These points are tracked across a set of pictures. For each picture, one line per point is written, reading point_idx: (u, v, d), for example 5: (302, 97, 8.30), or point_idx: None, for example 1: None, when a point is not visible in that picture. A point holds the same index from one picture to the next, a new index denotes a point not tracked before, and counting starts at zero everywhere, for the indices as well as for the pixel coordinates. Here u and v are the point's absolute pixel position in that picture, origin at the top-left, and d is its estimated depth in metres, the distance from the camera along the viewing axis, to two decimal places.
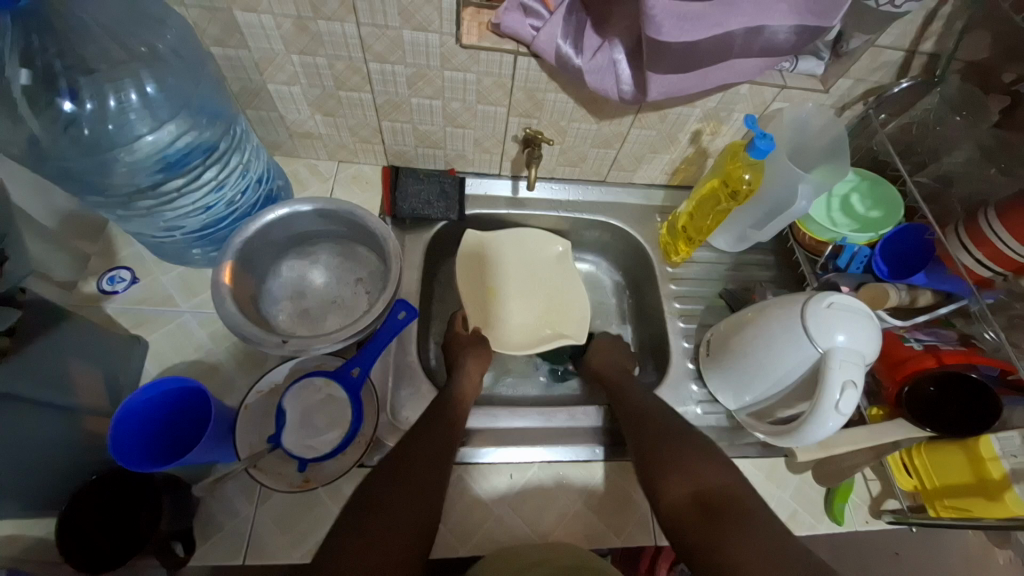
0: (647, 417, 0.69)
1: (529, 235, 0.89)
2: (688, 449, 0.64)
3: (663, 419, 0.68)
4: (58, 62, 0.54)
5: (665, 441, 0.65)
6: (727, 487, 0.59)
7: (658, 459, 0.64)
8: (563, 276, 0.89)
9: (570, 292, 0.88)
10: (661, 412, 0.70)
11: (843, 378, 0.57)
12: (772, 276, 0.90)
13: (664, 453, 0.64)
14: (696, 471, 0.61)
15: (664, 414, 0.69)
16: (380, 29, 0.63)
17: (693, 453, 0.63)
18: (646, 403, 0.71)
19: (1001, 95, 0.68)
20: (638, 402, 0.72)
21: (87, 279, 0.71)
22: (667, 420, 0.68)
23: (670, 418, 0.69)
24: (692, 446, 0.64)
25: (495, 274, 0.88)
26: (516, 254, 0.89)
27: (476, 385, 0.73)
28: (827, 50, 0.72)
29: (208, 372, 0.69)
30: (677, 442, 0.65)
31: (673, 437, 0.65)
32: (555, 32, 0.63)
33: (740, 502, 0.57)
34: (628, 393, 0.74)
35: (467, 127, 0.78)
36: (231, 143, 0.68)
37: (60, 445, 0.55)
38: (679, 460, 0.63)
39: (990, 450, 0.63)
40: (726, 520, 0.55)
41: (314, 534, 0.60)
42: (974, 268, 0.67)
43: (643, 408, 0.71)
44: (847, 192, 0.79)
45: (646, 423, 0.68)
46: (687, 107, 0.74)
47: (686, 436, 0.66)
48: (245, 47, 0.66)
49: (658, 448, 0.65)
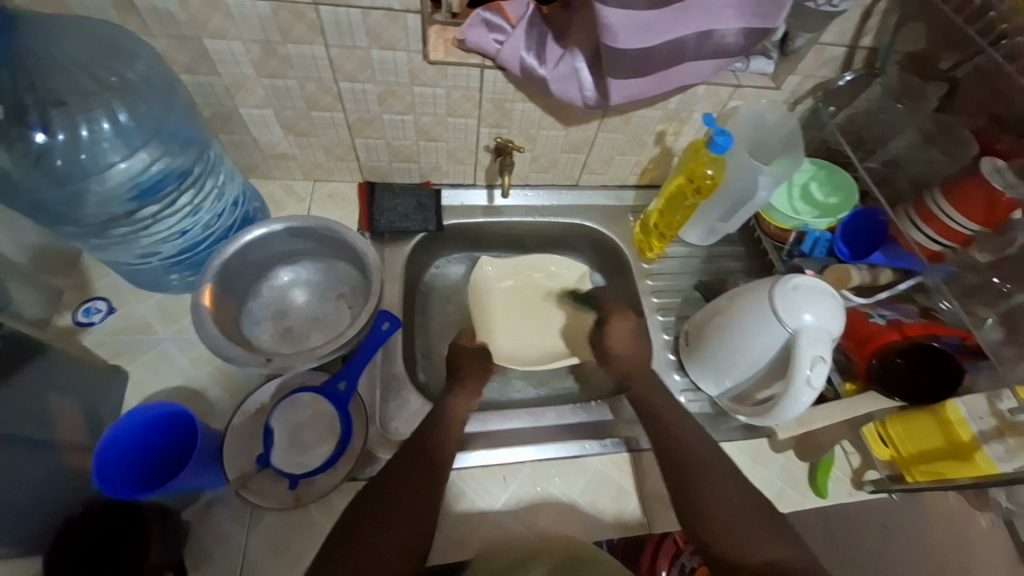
0: (693, 464, 0.62)
1: (524, 257, 0.93)
2: (742, 504, 0.58)
3: (707, 463, 0.62)
4: (29, 97, 0.55)
5: (716, 493, 0.59)
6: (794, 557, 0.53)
7: (713, 518, 0.57)
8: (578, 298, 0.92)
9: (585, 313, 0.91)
10: (700, 446, 0.64)
11: (812, 355, 0.59)
12: (743, 265, 0.94)
13: (718, 509, 0.57)
14: (759, 536, 0.55)
15: (709, 457, 0.63)
16: (348, 49, 0.65)
17: (748, 510, 0.57)
18: (680, 427, 0.67)
19: (939, 82, 0.74)
20: (675, 441, 0.65)
21: (60, 314, 0.70)
22: (710, 460, 0.63)
23: (714, 458, 0.63)
24: (747, 502, 0.58)
25: (495, 296, 0.91)
26: (515, 275, 0.92)
27: (471, 393, 0.73)
28: (775, 49, 0.77)
29: (191, 397, 0.68)
30: (726, 492, 0.59)
31: (723, 489, 0.59)
32: (518, 45, 0.65)
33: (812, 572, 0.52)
34: (664, 425, 0.67)
35: (439, 139, 0.80)
36: (206, 167, 0.69)
37: (41, 482, 0.54)
38: (737, 519, 0.56)
39: (957, 413, 0.66)
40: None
41: (309, 553, 0.60)
42: (927, 244, 0.72)
43: (684, 449, 0.64)
44: (806, 181, 0.84)
45: (694, 470, 0.61)
46: (649, 109, 0.77)
47: (687, 430, 0.66)
48: (215, 73, 0.67)
49: (711, 504, 0.58)
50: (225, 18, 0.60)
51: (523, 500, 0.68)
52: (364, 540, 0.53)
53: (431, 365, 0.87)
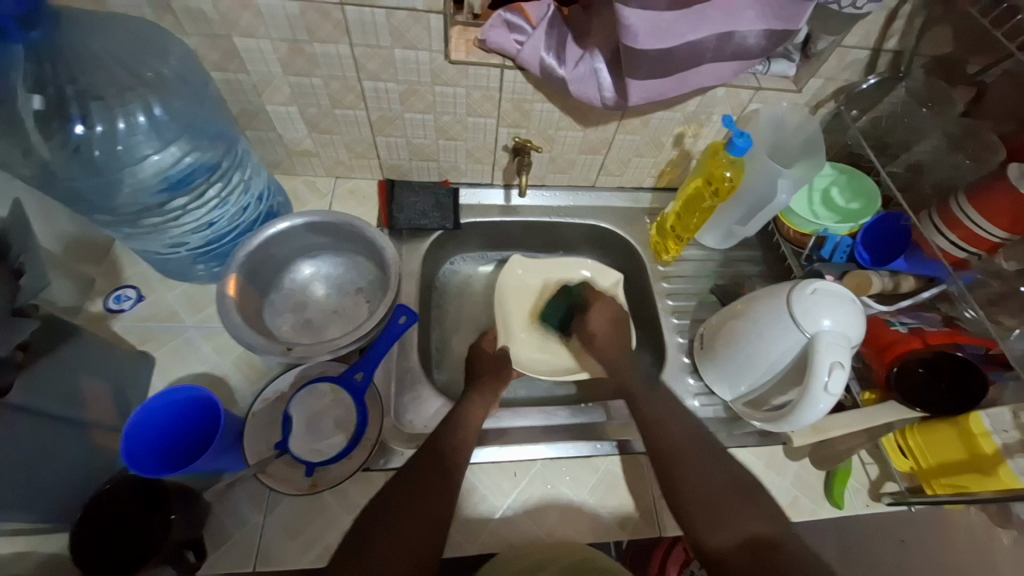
0: (680, 454, 0.64)
1: (552, 262, 0.92)
2: (723, 488, 0.61)
3: (690, 446, 0.65)
4: (69, 89, 0.57)
5: (697, 479, 0.62)
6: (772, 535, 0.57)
7: (696, 501, 0.61)
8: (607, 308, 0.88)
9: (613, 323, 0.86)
10: (687, 434, 0.67)
11: (830, 360, 0.58)
12: (760, 270, 0.93)
13: (700, 495, 0.61)
14: (738, 518, 0.59)
15: (695, 443, 0.66)
16: (372, 49, 0.66)
17: (728, 493, 0.61)
18: (661, 416, 0.69)
19: (967, 86, 0.73)
20: (662, 430, 0.67)
21: (92, 300, 0.73)
22: (696, 447, 0.65)
23: (699, 445, 0.65)
24: (727, 486, 0.61)
25: (524, 301, 0.91)
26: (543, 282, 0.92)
27: (489, 398, 0.73)
28: (797, 52, 0.76)
29: (213, 383, 0.70)
30: (707, 475, 0.62)
31: (706, 476, 0.62)
32: (538, 45, 0.66)
33: (784, 547, 0.56)
34: (650, 414, 0.70)
35: (458, 138, 0.82)
36: (233, 161, 0.71)
37: (70, 459, 0.56)
38: (718, 503, 0.60)
39: (980, 425, 0.64)
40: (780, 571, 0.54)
41: (323, 539, 0.61)
42: (950, 250, 0.70)
43: (671, 439, 0.66)
44: (827, 186, 0.83)
45: (679, 459, 0.64)
46: (668, 111, 0.77)
47: (673, 418, 0.69)
48: (244, 70, 0.69)
49: (693, 493, 0.61)
50: (255, 17, 0.62)
51: (532, 497, 0.68)
52: (371, 558, 0.52)
53: (445, 361, 0.88)
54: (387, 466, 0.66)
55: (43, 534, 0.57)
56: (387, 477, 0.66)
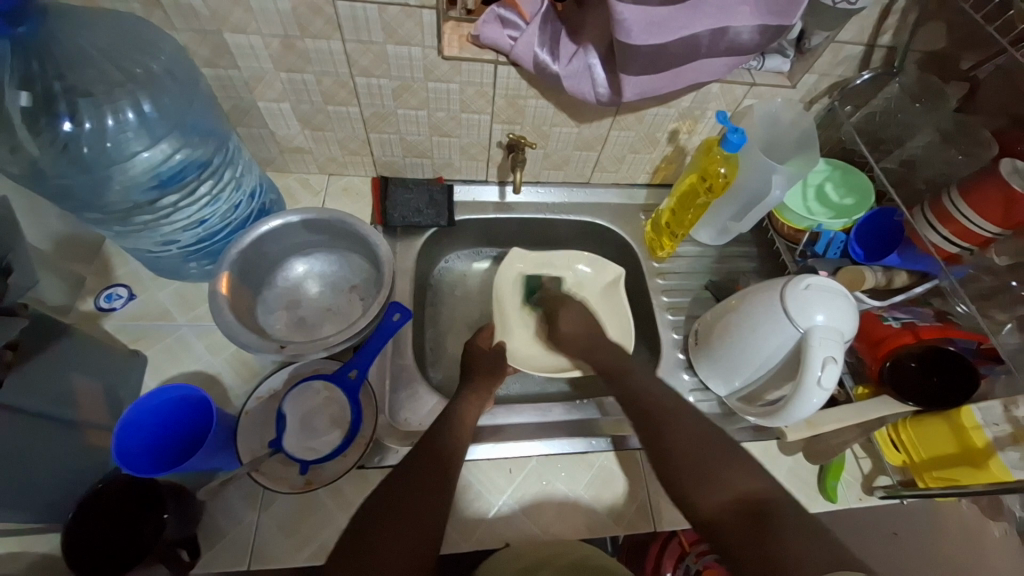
0: (666, 422, 0.62)
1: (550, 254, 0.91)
2: (711, 451, 0.58)
3: (669, 412, 0.64)
4: (57, 85, 0.56)
5: (678, 442, 0.60)
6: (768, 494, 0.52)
7: (678, 465, 0.58)
8: (605, 304, 0.88)
9: (613, 320, 0.86)
10: (673, 404, 0.65)
11: (824, 355, 0.59)
12: (755, 266, 0.93)
13: (687, 458, 0.58)
14: (724, 476, 0.55)
15: (681, 413, 0.64)
16: (364, 44, 0.66)
17: (716, 455, 0.57)
18: (650, 391, 0.67)
19: (960, 81, 0.72)
20: (648, 402, 0.66)
21: (83, 299, 0.72)
22: (678, 413, 0.64)
23: (687, 415, 0.63)
24: (715, 449, 0.58)
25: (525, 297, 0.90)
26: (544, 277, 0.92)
27: (484, 398, 0.73)
28: (791, 48, 0.77)
29: (206, 382, 0.69)
30: (685, 437, 0.60)
31: (693, 440, 0.60)
32: (532, 41, 0.66)
33: (779, 505, 0.51)
34: (636, 390, 0.69)
35: (452, 135, 0.81)
36: (224, 158, 0.71)
37: (61, 458, 0.56)
38: (706, 465, 0.56)
39: (972, 419, 0.65)
40: (774, 528, 0.49)
41: (318, 537, 0.61)
42: (942, 245, 0.70)
43: (656, 409, 0.65)
44: (821, 182, 0.83)
45: (665, 427, 0.62)
46: (662, 107, 0.77)
47: (661, 392, 0.67)
48: (235, 66, 0.68)
49: (679, 457, 0.58)
50: (245, 13, 0.61)
51: (527, 493, 0.68)
52: (368, 552, 0.52)
53: (439, 359, 0.88)
54: (381, 464, 0.66)
55: (35, 535, 0.57)
56: (382, 474, 0.66)
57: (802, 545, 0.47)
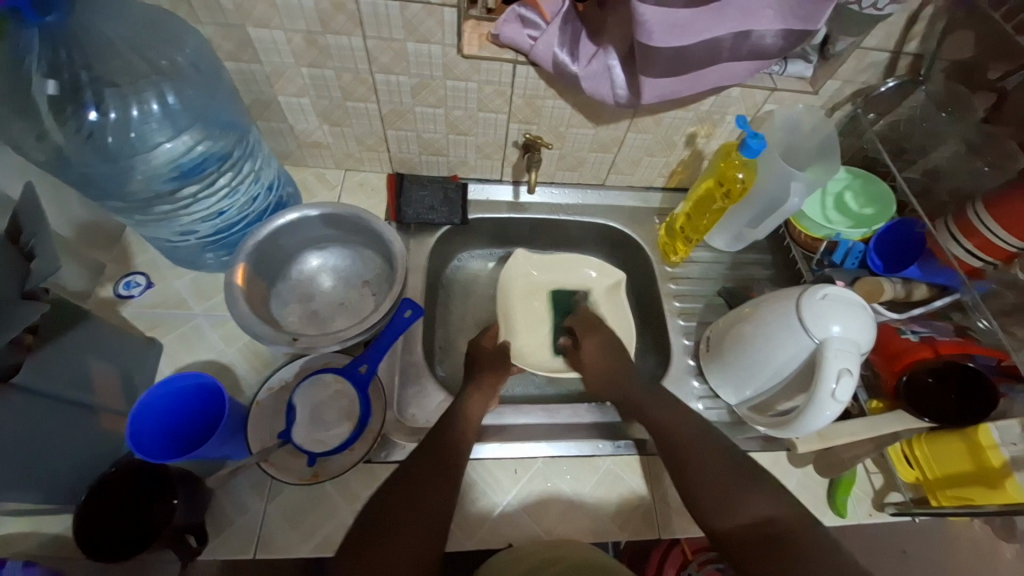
0: (685, 443, 0.63)
1: (560, 258, 0.92)
2: (729, 473, 0.59)
3: (688, 433, 0.65)
4: (83, 75, 0.57)
5: (698, 465, 0.61)
6: (786, 519, 0.53)
7: (697, 488, 0.59)
8: (610, 308, 0.88)
9: (616, 323, 0.87)
10: (689, 428, 0.65)
11: (839, 367, 0.58)
12: (769, 274, 0.92)
13: (705, 480, 0.59)
14: (743, 499, 0.56)
15: (700, 435, 0.64)
16: (385, 41, 0.66)
17: (733, 479, 0.58)
18: (667, 412, 0.68)
19: (987, 92, 0.70)
20: (667, 424, 0.67)
21: (103, 285, 0.74)
22: (695, 434, 0.65)
23: (707, 438, 0.64)
24: (733, 472, 0.59)
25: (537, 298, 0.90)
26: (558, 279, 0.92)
27: (486, 397, 0.72)
28: (815, 53, 0.75)
29: (219, 371, 0.70)
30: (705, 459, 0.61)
31: (710, 462, 0.61)
32: (552, 41, 0.66)
33: (798, 531, 0.52)
34: (653, 412, 0.69)
35: (468, 133, 0.81)
36: (244, 151, 0.72)
37: (77, 439, 0.57)
38: (723, 487, 0.58)
39: (989, 437, 0.64)
40: (797, 555, 0.50)
41: (323, 529, 0.62)
42: (965, 258, 0.69)
43: (675, 432, 0.65)
44: (840, 190, 0.82)
45: (683, 450, 0.63)
46: (681, 111, 0.76)
47: (672, 413, 0.68)
48: (257, 61, 0.69)
49: (698, 479, 0.59)
50: (269, 8, 0.62)
51: (531, 494, 0.68)
52: (376, 544, 0.52)
53: (448, 356, 0.88)
54: (387, 459, 0.67)
55: (49, 515, 0.58)
56: (389, 469, 0.66)
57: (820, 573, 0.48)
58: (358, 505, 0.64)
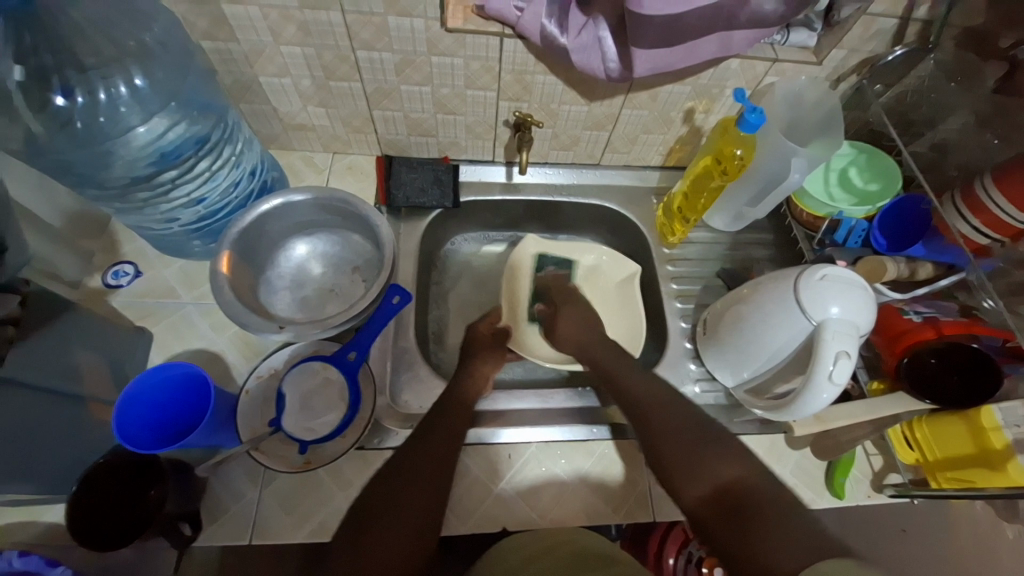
0: (646, 407, 0.63)
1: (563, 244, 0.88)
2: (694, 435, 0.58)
3: (657, 398, 0.64)
4: (48, 60, 0.56)
5: (664, 421, 0.60)
6: (752, 485, 0.51)
7: (671, 445, 0.57)
8: (617, 298, 0.87)
9: (620, 315, 0.85)
10: (656, 388, 0.65)
11: (837, 349, 0.56)
12: (771, 254, 0.89)
13: (665, 434, 0.59)
14: (707, 463, 0.54)
15: (675, 413, 0.61)
16: (364, 16, 0.63)
17: (703, 447, 0.56)
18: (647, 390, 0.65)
19: (999, 60, 0.66)
20: (641, 412, 0.63)
21: (92, 275, 0.73)
22: (661, 396, 0.64)
23: (676, 406, 0.62)
24: (702, 441, 0.57)
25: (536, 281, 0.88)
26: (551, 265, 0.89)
27: (479, 385, 0.72)
28: (818, 21, 0.72)
29: (210, 360, 0.70)
30: (670, 416, 0.61)
31: (678, 430, 0.59)
32: (539, 11, 0.63)
33: (763, 491, 0.50)
34: (628, 389, 0.66)
35: (457, 112, 0.79)
36: (224, 134, 0.70)
37: (65, 428, 0.57)
38: (693, 454, 0.55)
39: (992, 420, 0.62)
40: (753, 519, 0.47)
41: (317, 515, 0.62)
42: (971, 236, 0.66)
43: (640, 398, 0.64)
44: (845, 166, 0.79)
45: (648, 413, 0.62)
46: (677, 84, 0.73)
47: (648, 385, 0.65)
48: (235, 39, 0.66)
49: (659, 434, 0.59)
50: None
51: (526, 480, 0.68)
52: (384, 519, 0.52)
53: (442, 343, 0.87)
54: (381, 445, 0.67)
55: (45, 504, 0.59)
56: (382, 455, 0.66)
57: (779, 543, 0.44)
58: (351, 491, 0.63)
